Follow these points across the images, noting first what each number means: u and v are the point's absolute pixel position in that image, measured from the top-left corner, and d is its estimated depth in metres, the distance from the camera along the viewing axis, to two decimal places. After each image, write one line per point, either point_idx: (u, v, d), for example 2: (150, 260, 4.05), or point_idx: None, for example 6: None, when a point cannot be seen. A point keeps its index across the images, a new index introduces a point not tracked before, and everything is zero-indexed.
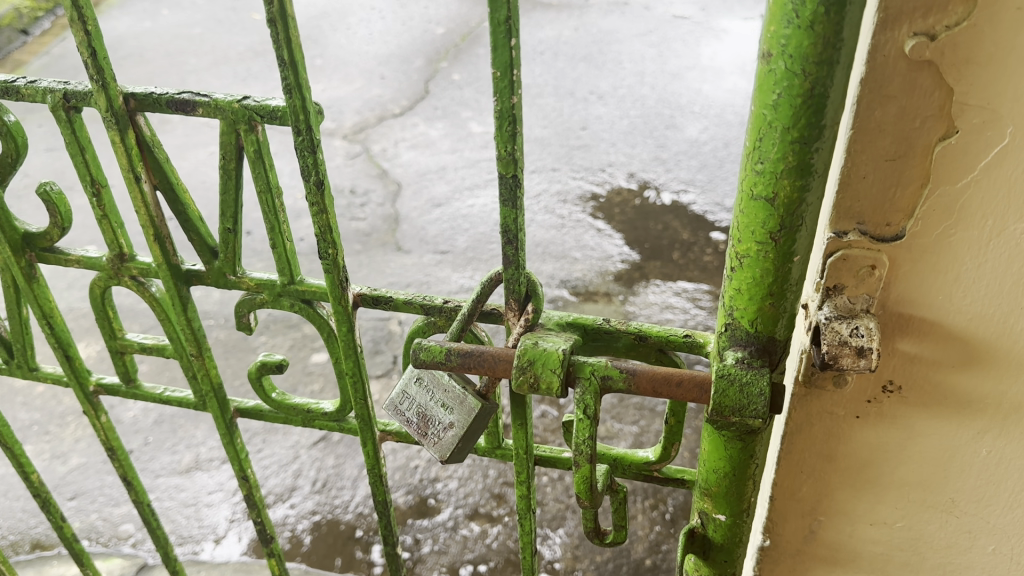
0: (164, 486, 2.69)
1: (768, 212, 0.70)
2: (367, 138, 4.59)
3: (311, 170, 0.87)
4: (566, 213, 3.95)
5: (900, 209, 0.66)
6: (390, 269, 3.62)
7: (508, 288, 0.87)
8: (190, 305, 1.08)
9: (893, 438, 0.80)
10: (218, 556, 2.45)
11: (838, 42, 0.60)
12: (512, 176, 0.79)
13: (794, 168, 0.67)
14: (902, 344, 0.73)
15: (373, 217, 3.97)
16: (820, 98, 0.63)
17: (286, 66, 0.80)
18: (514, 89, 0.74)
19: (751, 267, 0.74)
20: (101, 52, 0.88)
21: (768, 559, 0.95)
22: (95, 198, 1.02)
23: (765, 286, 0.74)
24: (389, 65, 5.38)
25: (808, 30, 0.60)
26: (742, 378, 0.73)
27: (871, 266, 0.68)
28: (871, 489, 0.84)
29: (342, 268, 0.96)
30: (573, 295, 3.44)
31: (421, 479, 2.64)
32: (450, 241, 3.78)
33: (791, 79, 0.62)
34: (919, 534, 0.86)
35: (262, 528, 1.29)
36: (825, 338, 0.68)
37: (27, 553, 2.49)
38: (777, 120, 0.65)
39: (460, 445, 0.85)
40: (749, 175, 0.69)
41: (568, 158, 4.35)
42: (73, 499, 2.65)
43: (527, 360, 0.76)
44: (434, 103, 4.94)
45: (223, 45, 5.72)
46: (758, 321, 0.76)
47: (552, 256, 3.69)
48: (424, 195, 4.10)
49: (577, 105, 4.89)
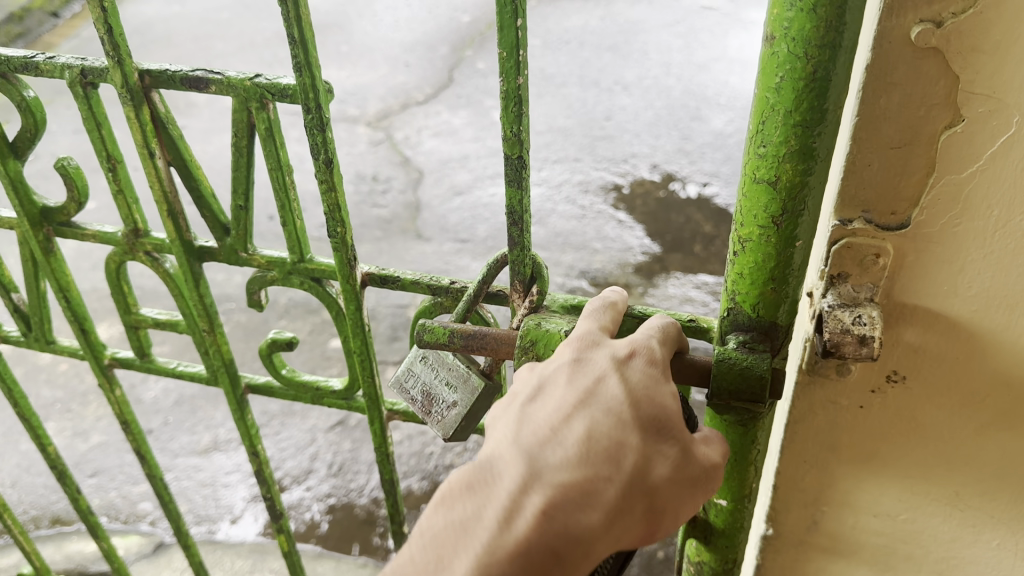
0: (183, 466, 2.73)
1: (770, 197, 0.69)
2: (390, 125, 4.60)
3: (320, 149, 0.88)
4: (588, 204, 3.95)
5: (905, 198, 0.65)
6: (410, 256, 3.64)
7: (514, 269, 0.88)
8: (202, 277, 1.09)
9: (897, 427, 0.79)
10: (234, 536, 2.48)
11: (840, 26, 0.59)
12: (517, 156, 0.80)
13: (796, 152, 0.66)
14: (906, 333, 0.72)
15: (395, 204, 4.00)
16: (822, 81, 0.62)
17: (296, 44, 0.81)
18: (520, 70, 0.74)
19: (753, 251, 0.73)
20: (118, 29, 0.89)
21: (770, 548, 0.94)
22: (111, 173, 1.04)
23: (768, 271, 0.74)
24: (414, 53, 5.38)
25: (812, 13, 0.59)
26: (742, 362, 0.73)
27: (875, 255, 0.68)
28: (875, 479, 0.83)
29: (349, 246, 0.97)
30: (592, 286, 3.45)
31: (436, 465, 2.67)
32: (470, 230, 3.78)
33: (793, 63, 0.62)
34: (920, 529, 0.85)
35: (271, 504, 1.31)
36: (828, 326, 0.67)
37: (46, 529, 2.54)
38: (779, 104, 0.64)
39: (464, 424, 0.86)
40: (752, 158, 0.69)
41: (591, 148, 4.33)
42: (94, 475, 2.70)
43: (529, 340, 0.79)
44: (458, 91, 4.94)
45: (250, 30, 5.75)
46: (760, 306, 0.76)
47: (573, 246, 3.69)
48: (446, 183, 4.11)
49: (602, 96, 4.86)
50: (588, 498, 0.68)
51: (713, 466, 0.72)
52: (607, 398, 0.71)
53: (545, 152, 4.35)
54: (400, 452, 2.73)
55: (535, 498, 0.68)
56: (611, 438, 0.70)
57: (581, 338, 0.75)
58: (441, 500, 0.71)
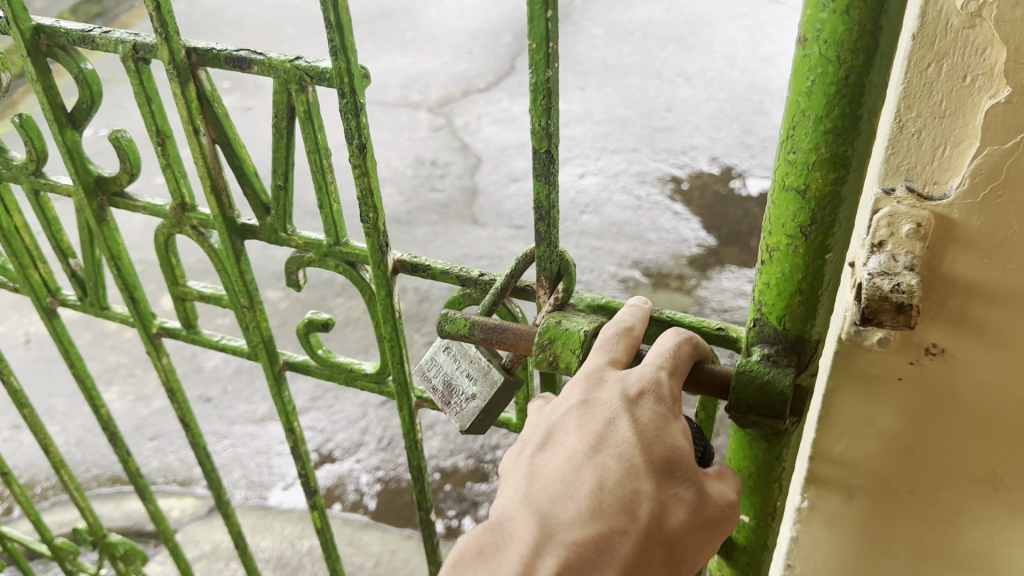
0: (239, 433, 2.84)
1: (799, 205, 0.72)
2: (451, 111, 4.67)
3: (354, 133, 0.93)
4: (643, 195, 3.95)
5: (948, 168, 0.64)
6: (464, 240, 3.70)
7: (541, 265, 0.89)
8: (242, 248, 1.15)
9: (936, 400, 0.79)
10: (284, 503, 2.57)
11: (874, 30, 0.61)
12: (545, 150, 0.82)
13: (827, 160, 0.68)
14: (947, 305, 0.71)
15: (452, 189, 4.06)
16: (853, 87, 0.64)
17: (332, 30, 0.85)
18: (549, 62, 0.76)
19: (780, 261, 0.76)
20: (166, 7, 0.95)
21: (803, 520, 0.95)
22: (160, 147, 1.10)
23: (797, 284, 0.77)
24: (478, 41, 5.44)
25: (844, 15, 0.61)
26: (765, 375, 0.78)
27: (916, 225, 0.67)
28: (913, 453, 0.84)
29: (381, 232, 1.01)
30: (644, 277, 3.46)
31: (482, 445, 2.72)
32: (525, 216, 3.82)
33: (824, 67, 0.64)
34: (956, 504, 0.86)
35: (306, 480, 1.37)
36: (864, 290, 0.65)
37: (107, 487, 2.67)
38: (810, 108, 0.66)
39: (481, 417, 0.88)
40: (782, 166, 0.71)
41: (650, 139, 4.32)
42: (154, 438, 2.83)
43: (549, 338, 0.80)
44: (519, 79, 4.98)
45: (318, 16, 5.90)
46: (786, 319, 0.79)
47: (627, 236, 3.70)
48: (503, 170, 4.15)
49: (664, 87, 4.84)
50: (603, 556, 0.69)
51: (730, 505, 0.74)
52: (617, 444, 0.72)
53: (604, 141, 4.36)
54: (449, 430, 2.78)
55: (549, 559, 0.69)
56: (623, 487, 0.71)
57: (587, 375, 0.75)
58: (458, 565, 0.74)
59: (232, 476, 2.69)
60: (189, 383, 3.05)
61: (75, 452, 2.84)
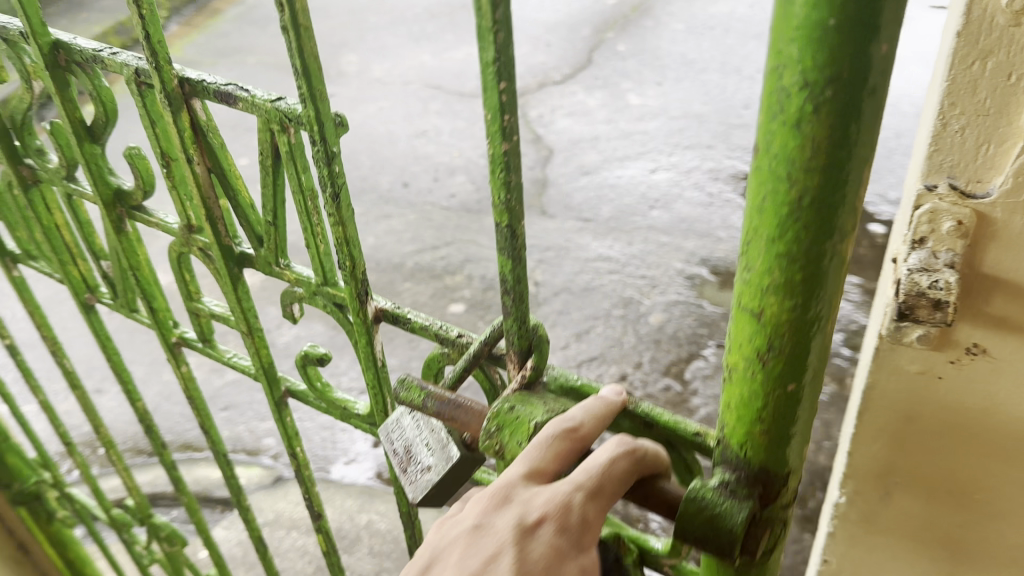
0: (307, 409, 2.97)
1: (755, 328, 0.59)
2: (526, 102, 4.72)
3: (326, 182, 0.87)
4: (716, 192, 3.90)
5: (992, 166, 0.67)
6: (532, 231, 3.74)
7: (511, 341, 0.80)
8: (243, 274, 1.10)
9: (978, 404, 0.81)
10: (347, 477, 2.67)
11: (836, 152, 0.49)
12: (507, 226, 0.71)
13: (784, 288, 0.56)
14: (988, 305, 0.74)
15: (523, 179, 4.10)
16: (813, 211, 0.52)
17: (299, 76, 0.80)
18: (506, 135, 0.66)
19: (738, 386, 0.63)
20: (156, 37, 0.89)
21: (842, 516, 0.98)
22: (166, 170, 1.04)
23: (756, 415, 0.63)
24: (556, 33, 5.47)
25: (795, 130, 0.49)
26: (717, 506, 0.64)
27: (959, 223, 0.70)
28: (956, 458, 0.86)
29: (359, 278, 0.95)
30: (712, 275, 3.42)
31: None
32: (594, 210, 3.84)
33: (774, 182, 0.52)
34: (996, 511, 0.89)
35: (312, 504, 1.34)
36: (904, 287, 0.71)
37: (179, 453, 2.82)
38: (762, 226, 0.54)
39: (434, 493, 0.81)
40: (740, 284, 0.59)
41: (725, 137, 4.28)
42: (226, 409, 2.97)
43: (496, 424, 0.75)
44: (595, 73, 5.00)
45: (401, 7, 6.07)
46: (747, 447, 0.65)
47: (697, 233, 3.66)
48: (574, 162, 4.19)
49: (742, 84, 4.77)
50: None
51: None
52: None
53: (678, 137, 4.33)
54: None
55: None
56: None
57: (496, 491, 0.70)
58: None
59: (297, 449, 2.79)
60: None
61: (153, 417, 3.00)
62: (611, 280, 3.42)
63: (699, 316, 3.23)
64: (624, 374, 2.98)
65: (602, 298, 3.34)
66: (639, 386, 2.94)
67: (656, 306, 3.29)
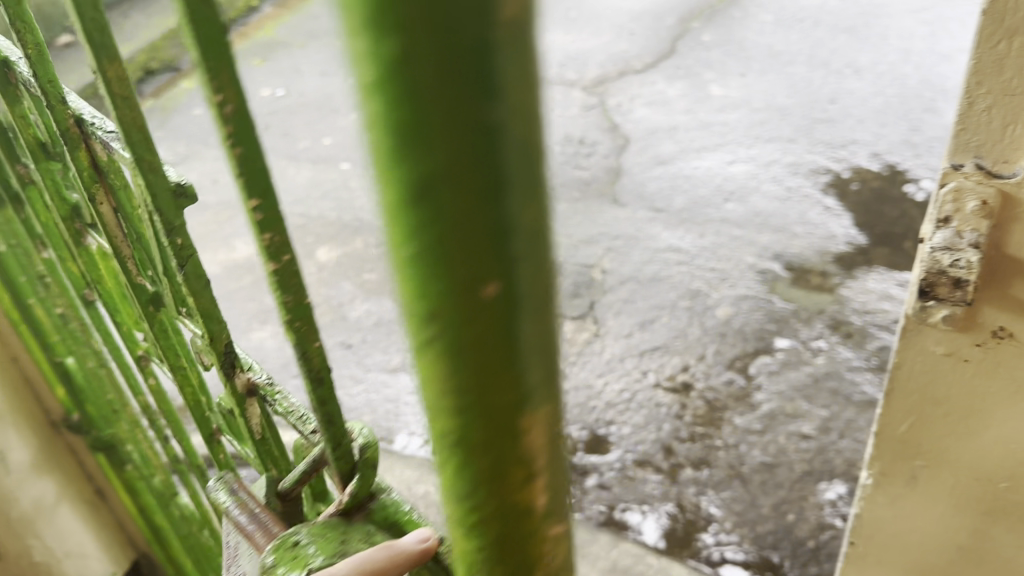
0: (374, 380, 3.08)
1: (454, 454, 0.59)
2: (605, 91, 4.75)
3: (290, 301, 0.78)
4: (794, 186, 3.82)
5: (1014, 151, 0.82)
6: (603, 219, 3.76)
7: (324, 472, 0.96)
8: (217, 324, 1.07)
9: (1001, 377, 1.00)
10: (408, 448, 2.79)
11: (474, 291, 0.49)
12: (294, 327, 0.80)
13: (468, 412, 0.56)
14: (1011, 292, 0.91)
15: (597, 168, 4.13)
16: (471, 342, 0.52)
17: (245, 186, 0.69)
18: (263, 228, 0.73)
19: (457, 502, 0.64)
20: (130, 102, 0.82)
21: (880, 459, 1.19)
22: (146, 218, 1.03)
23: (484, 521, 0.64)
24: (641, 22, 5.47)
25: (428, 273, 0.48)
26: None
27: (983, 203, 0.86)
28: (981, 423, 1.06)
29: None
30: (785, 270, 3.34)
31: (597, 419, 2.80)
32: (667, 200, 3.84)
33: (429, 325, 0.51)
34: (1009, 471, 1.10)
35: None
36: (930, 265, 0.90)
37: None
38: (428, 362, 0.54)
39: None
40: (427, 416, 0.59)
41: (808, 131, 4.18)
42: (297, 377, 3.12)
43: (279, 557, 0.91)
44: (677, 63, 4.98)
45: None
46: (481, 549, 0.67)
47: (771, 227, 3.59)
48: (650, 152, 4.18)
49: (829, 78, 4.65)
50: None
51: None
52: None
53: (758, 129, 4.25)
54: (566, 401, 2.88)
55: None
56: None
57: None
58: None
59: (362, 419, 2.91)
60: (333, 330, 3.32)
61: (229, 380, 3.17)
62: (679, 270, 3.40)
63: (770, 311, 3.15)
64: (686, 366, 2.96)
65: (669, 288, 3.32)
66: (700, 378, 2.90)
67: (725, 300, 3.23)
